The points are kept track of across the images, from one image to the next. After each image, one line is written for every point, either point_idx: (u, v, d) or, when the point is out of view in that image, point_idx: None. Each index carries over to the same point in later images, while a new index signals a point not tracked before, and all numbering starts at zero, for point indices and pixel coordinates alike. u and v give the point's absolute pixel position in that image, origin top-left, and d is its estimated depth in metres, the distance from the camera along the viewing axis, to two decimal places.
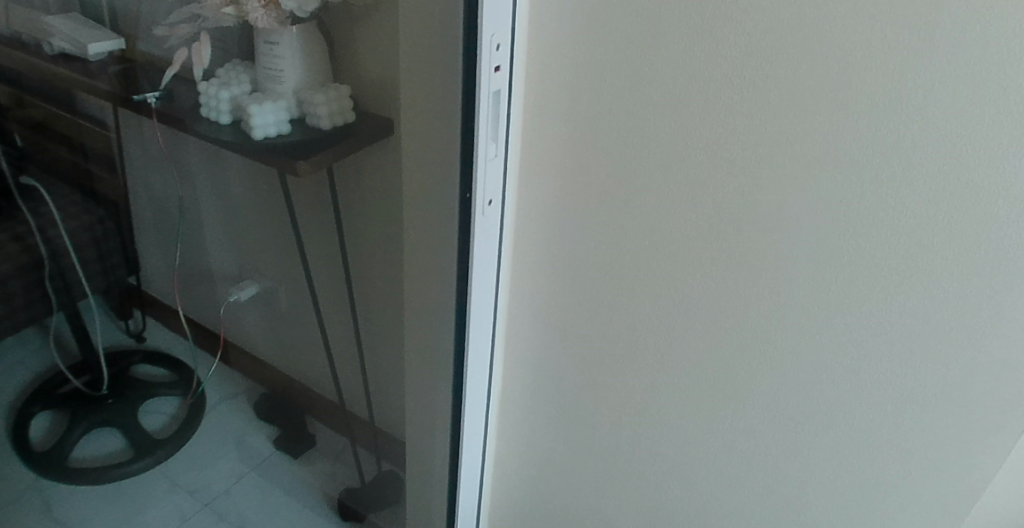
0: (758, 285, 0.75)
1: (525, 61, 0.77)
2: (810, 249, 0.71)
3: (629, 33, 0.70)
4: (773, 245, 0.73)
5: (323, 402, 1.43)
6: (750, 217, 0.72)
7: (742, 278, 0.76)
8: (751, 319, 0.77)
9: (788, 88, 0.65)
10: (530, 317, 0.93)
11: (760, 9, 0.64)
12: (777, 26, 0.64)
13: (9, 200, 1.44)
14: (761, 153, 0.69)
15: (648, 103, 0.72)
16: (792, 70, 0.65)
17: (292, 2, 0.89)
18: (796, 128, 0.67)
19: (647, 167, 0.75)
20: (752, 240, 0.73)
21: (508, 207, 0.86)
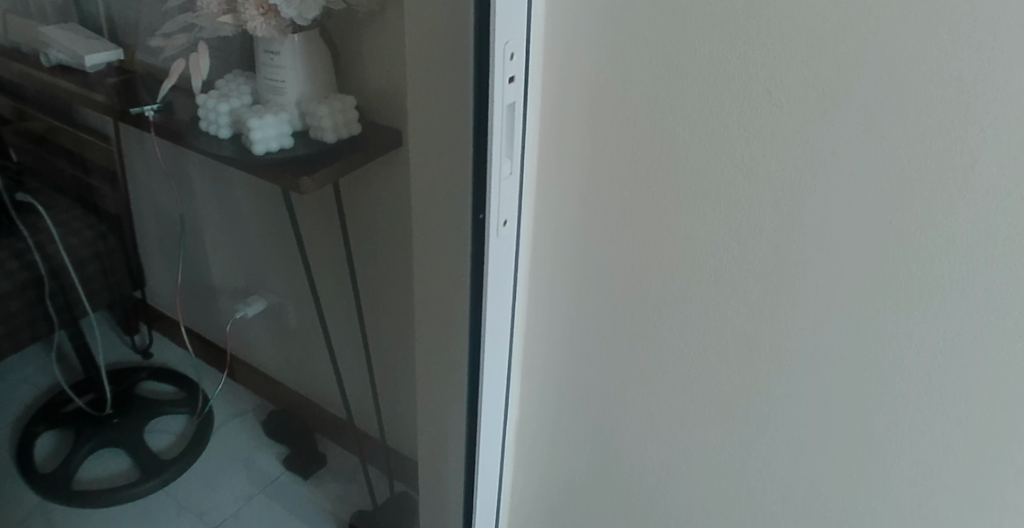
0: (796, 311, 0.69)
1: (542, 71, 0.71)
2: (857, 273, 0.65)
3: (656, 39, 0.64)
4: (814, 269, 0.66)
5: (333, 421, 1.38)
6: (789, 238, 0.66)
7: (779, 304, 0.70)
8: (789, 346, 0.71)
9: (833, 99, 0.59)
10: (548, 341, 0.88)
11: (801, 12, 0.57)
12: (821, 31, 0.57)
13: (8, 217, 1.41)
14: (802, 168, 0.63)
15: (676, 114, 0.66)
16: (836, 78, 0.58)
17: (291, 10, 0.84)
18: (842, 143, 0.60)
19: (676, 184, 0.69)
20: (790, 263, 0.67)
21: (525, 226, 0.80)
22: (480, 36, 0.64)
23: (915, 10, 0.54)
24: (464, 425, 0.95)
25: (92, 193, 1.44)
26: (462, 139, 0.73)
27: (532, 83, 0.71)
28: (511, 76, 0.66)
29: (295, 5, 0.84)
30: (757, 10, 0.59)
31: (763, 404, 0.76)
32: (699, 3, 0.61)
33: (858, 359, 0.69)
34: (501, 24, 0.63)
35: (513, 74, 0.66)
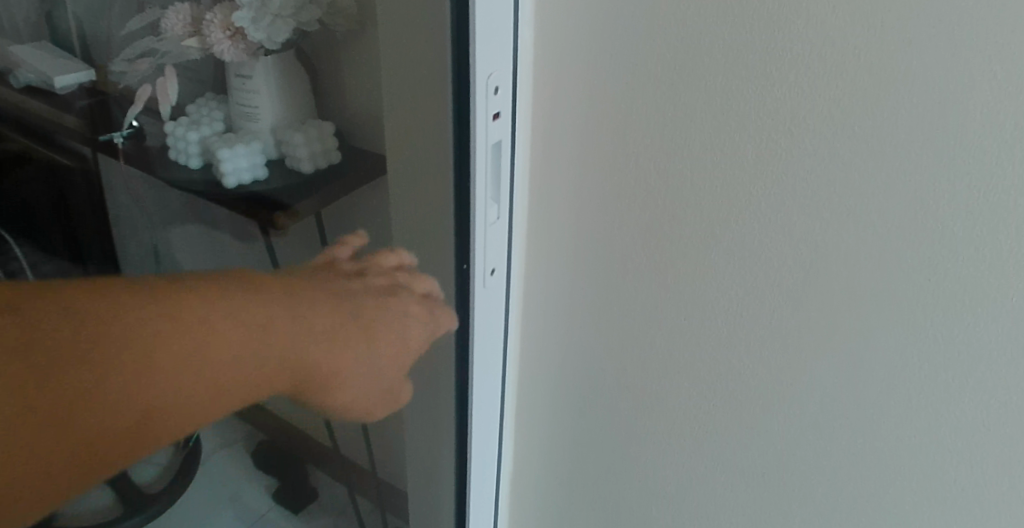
0: (818, 371, 0.61)
1: (531, 106, 0.64)
2: (888, 334, 0.57)
3: (660, 70, 0.57)
4: (838, 327, 0.59)
5: (323, 452, 1.31)
6: (808, 292, 0.58)
7: (797, 362, 0.62)
8: (810, 411, 0.63)
9: (863, 141, 0.51)
10: (543, 390, 0.81)
11: (824, 40, 0.49)
12: (847, 63, 0.50)
13: None
14: (825, 217, 0.55)
15: (680, 155, 0.59)
16: (867, 117, 0.50)
17: (259, 33, 0.77)
18: (870, 189, 0.52)
19: (680, 231, 0.62)
20: (811, 319, 0.59)
21: (515, 271, 0.73)
22: (458, 70, 0.56)
23: (961, 43, 0.46)
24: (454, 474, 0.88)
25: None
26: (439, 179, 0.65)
27: (520, 120, 0.64)
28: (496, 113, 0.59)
29: (263, 27, 0.77)
30: (777, 41, 0.51)
31: (780, 470, 0.68)
32: (707, 31, 0.53)
33: (887, 428, 0.60)
34: (482, 55, 0.55)
35: (499, 110, 0.59)
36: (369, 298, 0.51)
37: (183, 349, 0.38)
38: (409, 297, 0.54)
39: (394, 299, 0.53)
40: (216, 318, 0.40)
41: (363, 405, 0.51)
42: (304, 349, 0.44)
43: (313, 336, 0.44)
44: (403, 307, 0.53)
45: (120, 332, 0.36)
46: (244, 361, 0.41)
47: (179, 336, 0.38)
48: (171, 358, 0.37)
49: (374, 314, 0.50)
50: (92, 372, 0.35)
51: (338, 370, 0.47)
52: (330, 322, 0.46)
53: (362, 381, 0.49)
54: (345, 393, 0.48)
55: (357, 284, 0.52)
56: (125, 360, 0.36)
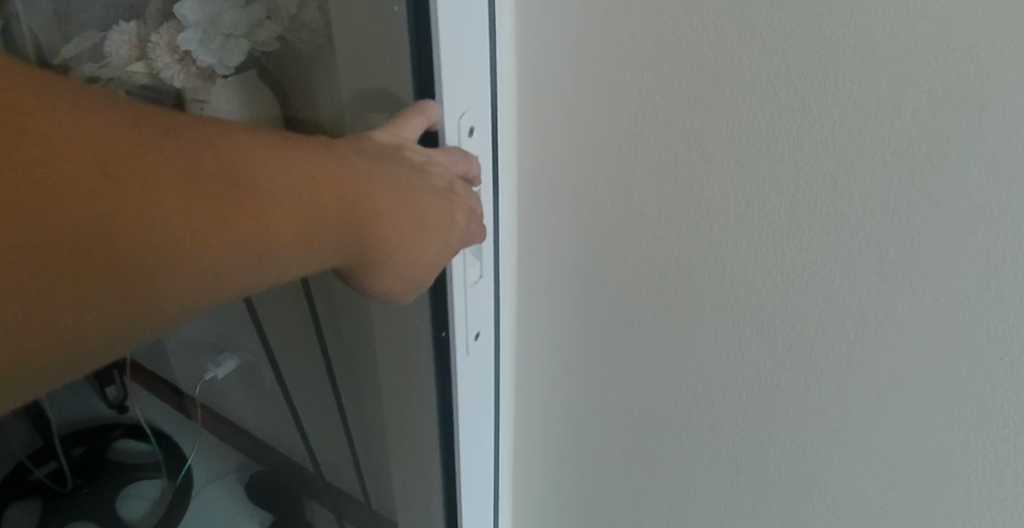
0: (859, 447, 0.51)
1: (513, 146, 0.56)
2: (948, 411, 0.47)
3: (670, 105, 0.47)
4: (886, 399, 0.49)
5: (313, 490, 1.22)
6: (850, 364, 0.49)
7: (836, 437, 0.52)
8: (854, 495, 0.53)
9: (916, 184, 0.42)
10: (542, 448, 0.72)
11: (863, 62, 0.40)
12: (893, 89, 0.40)
13: None
14: (868, 275, 0.45)
15: (688, 207, 0.50)
16: (921, 155, 0.41)
17: (207, 56, 0.69)
18: (925, 243, 0.43)
19: (692, 291, 0.53)
20: (852, 391, 0.49)
21: (504, 329, 0.66)
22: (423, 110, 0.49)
23: None
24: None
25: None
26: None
27: (501, 161, 0.55)
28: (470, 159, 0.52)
29: (213, 50, 0.69)
30: (811, 65, 0.41)
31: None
32: (724, 53, 0.44)
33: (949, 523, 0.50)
34: (451, 90, 0.48)
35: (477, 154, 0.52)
36: (413, 171, 0.46)
37: (247, 174, 0.35)
38: (465, 183, 0.49)
39: (450, 191, 0.48)
40: (272, 157, 0.37)
41: (410, 273, 0.47)
42: (357, 200, 0.41)
43: (365, 193, 0.42)
44: (460, 195, 0.49)
45: (184, 148, 0.34)
46: (305, 201, 0.38)
47: (241, 163, 0.36)
48: (238, 182, 0.35)
49: (416, 182, 0.46)
50: (162, 185, 0.32)
51: (389, 238, 0.44)
52: (379, 184, 0.43)
53: (412, 245, 0.45)
54: (396, 252, 0.45)
55: (410, 155, 0.47)
56: (194, 176, 0.33)
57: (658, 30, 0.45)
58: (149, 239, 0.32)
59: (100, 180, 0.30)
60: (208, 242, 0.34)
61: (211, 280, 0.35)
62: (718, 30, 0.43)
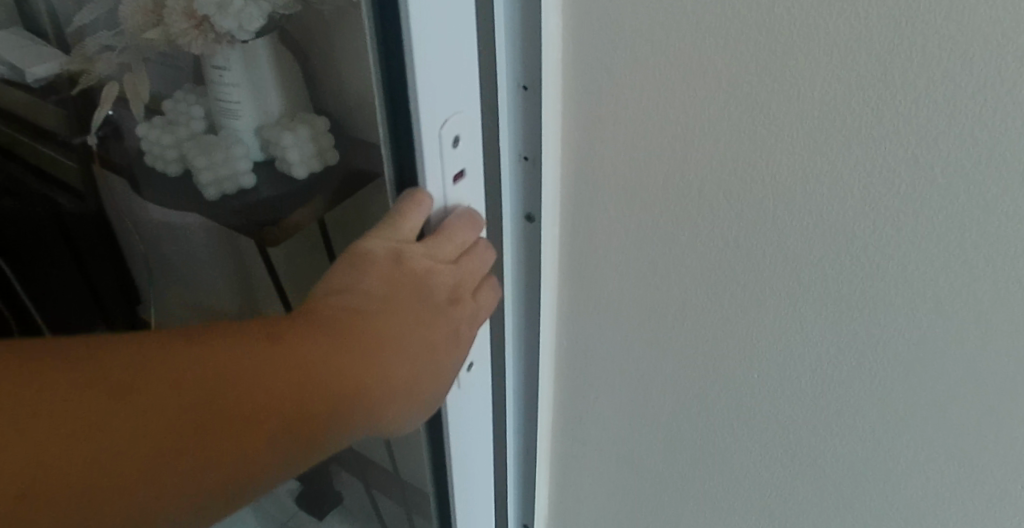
0: (915, 400, 0.51)
1: (559, 120, 0.53)
2: (1007, 362, 0.46)
3: (734, 72, 0.44)
4: (944, 354, 0.48)
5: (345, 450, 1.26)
6: (905, 321, 0.48)
7: (890, 391, 0.52)
8: (901, 446, 0.54)
9: (989, 141, 0.40)
10: (581, 420, 0.71)
11: (940, 19, 0.38)
12: (972, 47, 0.38)
13: None
14: (938, 233, 0.44)
15: (748, 179, 0.48)
16: (1007, 112, 0.39)
17: (227, 23, 0.66)
18: (997, 198, 0.41)
19: (747, 254, 0.51)
20: (911, 345, 0.49)
21: (546, 306, 0.63)
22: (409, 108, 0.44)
23: None
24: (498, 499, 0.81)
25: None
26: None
27: (545, 130, 0.52)
28: (454, 176, 0.49)
29: (232, 15, 0.65)
30: (888, 25, 0.39)
31: (864, 522, 0.60)
32: (790, 14, 0.41)
33: (994, 466, 0.51)
34: (429, 98, 0.43)
35: (463, 167, 0.49)
36: (440, 290, 0.49)
37: (271, 425, 0.38)
38: (472, 263, 0.51)
39: (448, 306, 0.49)
40: (298, 382, 0.39)
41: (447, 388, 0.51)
42: (390, 374, 0.44)
43: (389, 363, 0.44)
44: (460, 307, 0.51)
45: (206, 434, 0.36)
46: (343, 408, 0.42)
47: (271, 411, 0.38)
48: (276, 414, 0.38)
49: (440, 307, 0.49)
50: (171, 430, 0.35)
51: (396, 401, 0.45)
52: (402, 343, 0.45)
53: (445, 373, 0.49)
54: (431, 392, 0.49)
55: (411, 266, 0.47)
56: (200, 416, 0.36)
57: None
58: (202, 504, 0.37)
59: (136, 496, 0.34)
60: (235, 493, 0.38)
61: (261, 492, 0.41)
62: None
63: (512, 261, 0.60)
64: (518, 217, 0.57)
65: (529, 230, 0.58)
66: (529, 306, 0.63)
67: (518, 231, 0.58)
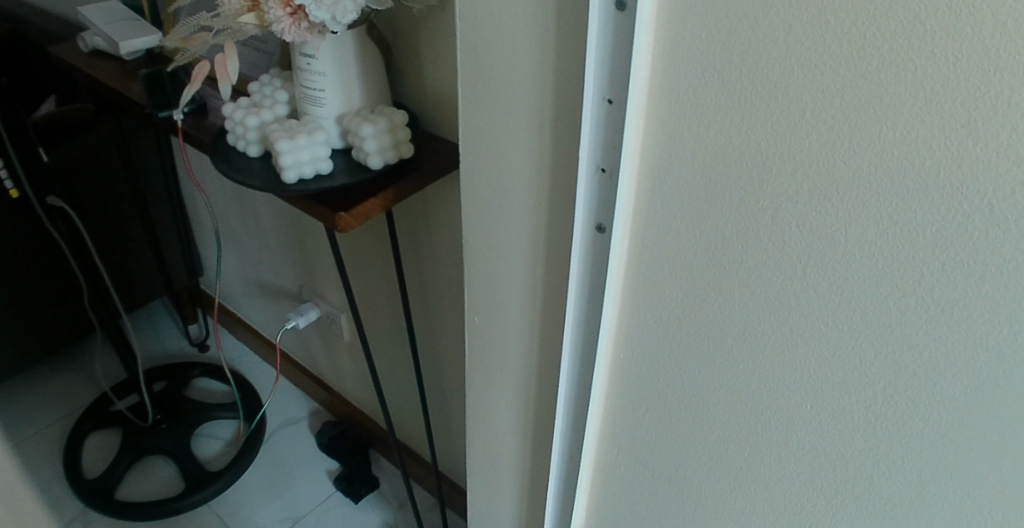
0: (971, 453, 0.50)
1: (638, 138, 0.53)
2: None
3: (819, 105, 0.44)
4: (1006, 409, 0.47)
5: (395, 425, 1.33)
6: (969, 372, 0.47)
7: (950, 441, 0.50)
8: (951, 496, 0.52)
9: None
10: (628, 432, 0.71)
11: None
12: None
13: (88, 206, 1.32)
14: (1013, 286, 0.43)
15: (823, 213, 0.48)
16: None
17: (323, 13, 0.67)
18: None
19: (810, 287, 0.51)
20: (971, 397, 0.48)
21: (607, 316, 0.64)
22: None
23: None
24: (543, 483, 0.85)
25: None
26: (560, 189, 0.60)
27: (626, 145, 0.53)
28: None
29: (327, 6, 0.66)
30: (980, 74, 0.38)
31: None
32: (878, 53, 0.41)
33: None
34: None
35: None
36: None
37: None
38: None
39: None
40: None
41: None
42: None
43: None
44: None
45: None
46: None
47: None
48: None
49: None
50: None
51: None
52: None
53: None
54: None
55: None
56: None
57: (812, 26, 0.42)
58: None
59: None
60: None
61: None
62: (885, 35, 0.40)
63: (579, 266, 0.62)
64: (590, 226, 0.59)
65: (599, 239, 0.59)
66: (590, 311, 0.65)
67: (589, 239, 0.60)
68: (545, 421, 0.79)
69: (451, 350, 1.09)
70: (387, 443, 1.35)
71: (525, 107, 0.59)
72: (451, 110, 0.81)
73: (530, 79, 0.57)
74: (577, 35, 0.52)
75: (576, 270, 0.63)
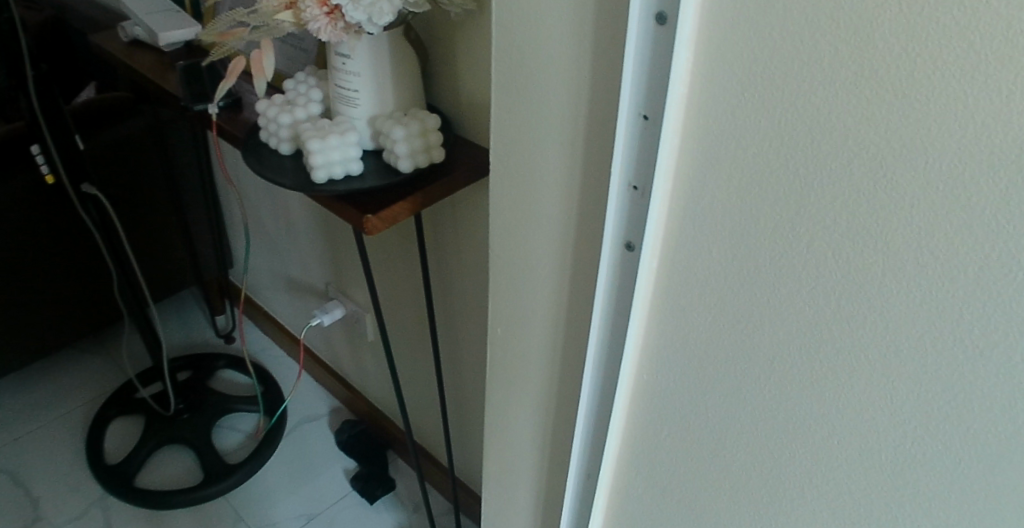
0: (1009, 508, 0.47)
1: (673, 156, 0.52)
2: None
3: (862, 132, 0.42)
4: None
5: (414, 427, 1.32)
6: (1008, 422, 0.44)
7: (986, 493, 0.47)
8: None
9: None
10: (648, 456, 0.69)
11: None
12: None
13: (124, 194, 1.34)
14: None
15: (862, 243, 0.45)
16: None
17: (359, 13, 0.66)
18: None
19: (841, 320, 0.49)
20: (1010, 447, 0.45)
21: (632, 335, 0.62)
22: None
23: None
24: (558, 499, 0.83)
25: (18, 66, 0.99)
26: (590, 203, 0.59)
27: (660, 163, 0.52)
28: None
29: (364, 7, 0.66)
30: None
31: None
32: (927, 80, 0.39)
33: None
34: None
35: None
36: None
37: None
38: None
39: None
40: None
41: None
42: None
43: None
44: None
45: None
46: None
47: None
48: None
49: None
50: None
51: None
52: None
53: None
54: None
55: None
56: None
57: (860, 51, 0.40)
58: None
59: None
60: None
61: None
62: (935, 60, 0.38)
63: (606, 284, 0.61)
64: (619, 243, 0.58)
65: (628, 257, 0.58)
66: (615, 330, 0.63)
67: (618, 256, 0.59)
68: (564, 437, 0.77)
69: (472, 356, 1.08)
70: (404, 445, 1.34)
71: (558, 119, 0.57)
72: (484, 116, 0.80)
73: (564, 91, 0.56)
74: (615, 49, 0.51)
75: (603, 288, 0.61)
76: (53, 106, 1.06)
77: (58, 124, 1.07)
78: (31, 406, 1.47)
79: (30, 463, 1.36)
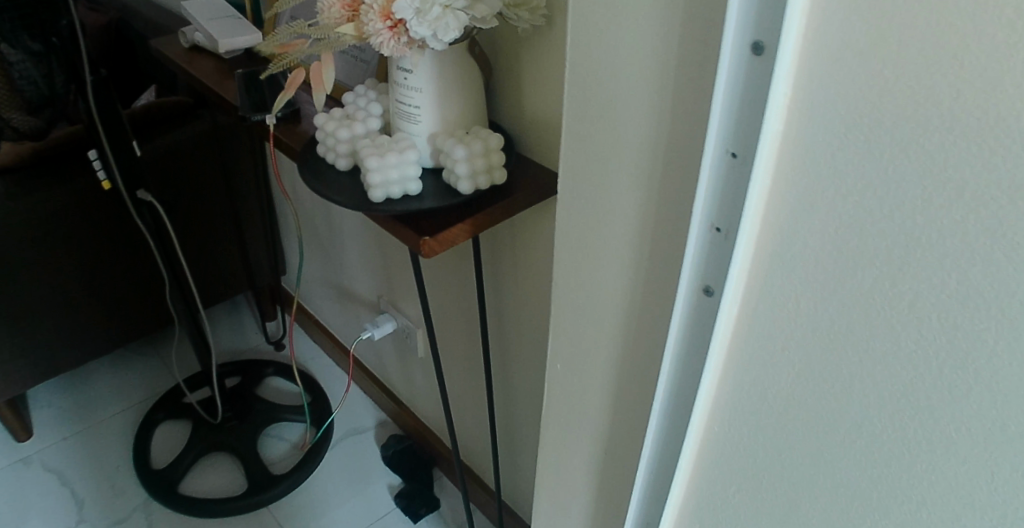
0: None
1: (763, 198, 0.46)
2: None
3: (987, 186, 0.37)
4: None
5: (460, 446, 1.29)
6: None
7: None
8: None
9: None
10: (715, 514, 0.63)
11: None
12: None
13: (180, 198, 1.35)
14: None
15: (978, 311, 0.39)
16: None
17: (423, 28, 0.62)
18: None
19: (947, 396, 0.43)
20: None
21: (705, 386, 0.57)
22: None
23: None
24: None
25: (78, 71, 0.99)
26: (661, 241, 0.54)
27: (748, 205, 0.46)
28: None
29: (429, 22, 0.62)
30: None
31: None
32: None
33: None
34: None
35: None
36: None
37: None
38: None
39: None
40: None
41: None
42: None
43: None
44: None
45: None
46: None
47: None
48: None
49: None
50: None
51: None
52: None
53: None
54: None
55: None
56: None
57: (988, 94, 0.35)
58: None
59: None
60: None
61: None
62: None
63: (678, 328, 0.56)
64: (695, 287, 0.53)
65: (704, 303, 0.53)
66: (684, 378, 0.58)
67: (693, 302, 0.54)
68: (620, 484, 0.72)
69: (525, 379, 1.04)
70: (449, 464, 1.31)
71: (630, 152, 0.53)
72: (547, 136, 0.76)
73: (637, 121, 0.51)
74: (698, 79, 0.46)
75: (674, 332, 0.56)
76: (111, 112, 1.06)
77: (115, 130, 1.07)
78: (86, 404, 1.50)
79: (81, 463, 1.38)
